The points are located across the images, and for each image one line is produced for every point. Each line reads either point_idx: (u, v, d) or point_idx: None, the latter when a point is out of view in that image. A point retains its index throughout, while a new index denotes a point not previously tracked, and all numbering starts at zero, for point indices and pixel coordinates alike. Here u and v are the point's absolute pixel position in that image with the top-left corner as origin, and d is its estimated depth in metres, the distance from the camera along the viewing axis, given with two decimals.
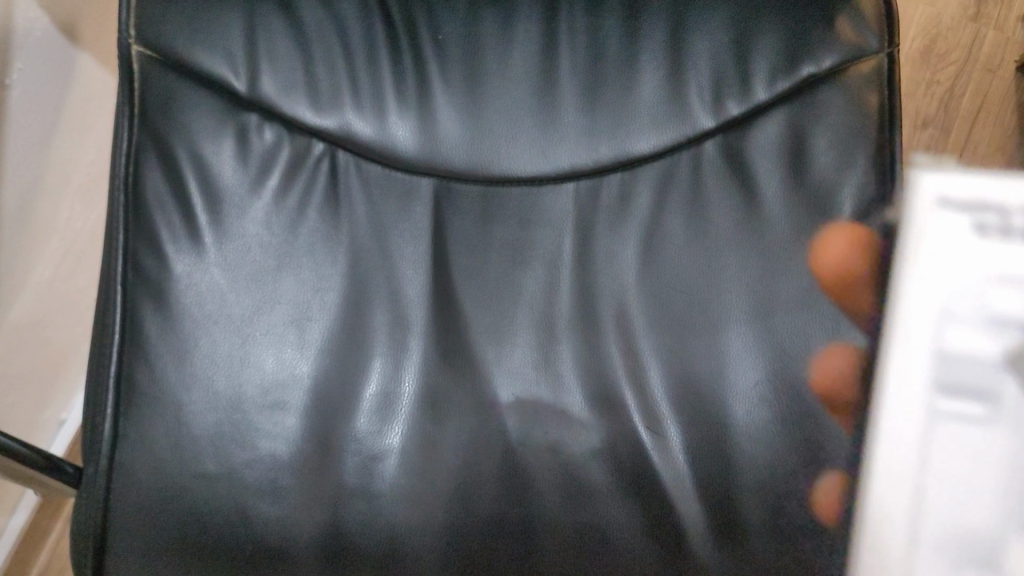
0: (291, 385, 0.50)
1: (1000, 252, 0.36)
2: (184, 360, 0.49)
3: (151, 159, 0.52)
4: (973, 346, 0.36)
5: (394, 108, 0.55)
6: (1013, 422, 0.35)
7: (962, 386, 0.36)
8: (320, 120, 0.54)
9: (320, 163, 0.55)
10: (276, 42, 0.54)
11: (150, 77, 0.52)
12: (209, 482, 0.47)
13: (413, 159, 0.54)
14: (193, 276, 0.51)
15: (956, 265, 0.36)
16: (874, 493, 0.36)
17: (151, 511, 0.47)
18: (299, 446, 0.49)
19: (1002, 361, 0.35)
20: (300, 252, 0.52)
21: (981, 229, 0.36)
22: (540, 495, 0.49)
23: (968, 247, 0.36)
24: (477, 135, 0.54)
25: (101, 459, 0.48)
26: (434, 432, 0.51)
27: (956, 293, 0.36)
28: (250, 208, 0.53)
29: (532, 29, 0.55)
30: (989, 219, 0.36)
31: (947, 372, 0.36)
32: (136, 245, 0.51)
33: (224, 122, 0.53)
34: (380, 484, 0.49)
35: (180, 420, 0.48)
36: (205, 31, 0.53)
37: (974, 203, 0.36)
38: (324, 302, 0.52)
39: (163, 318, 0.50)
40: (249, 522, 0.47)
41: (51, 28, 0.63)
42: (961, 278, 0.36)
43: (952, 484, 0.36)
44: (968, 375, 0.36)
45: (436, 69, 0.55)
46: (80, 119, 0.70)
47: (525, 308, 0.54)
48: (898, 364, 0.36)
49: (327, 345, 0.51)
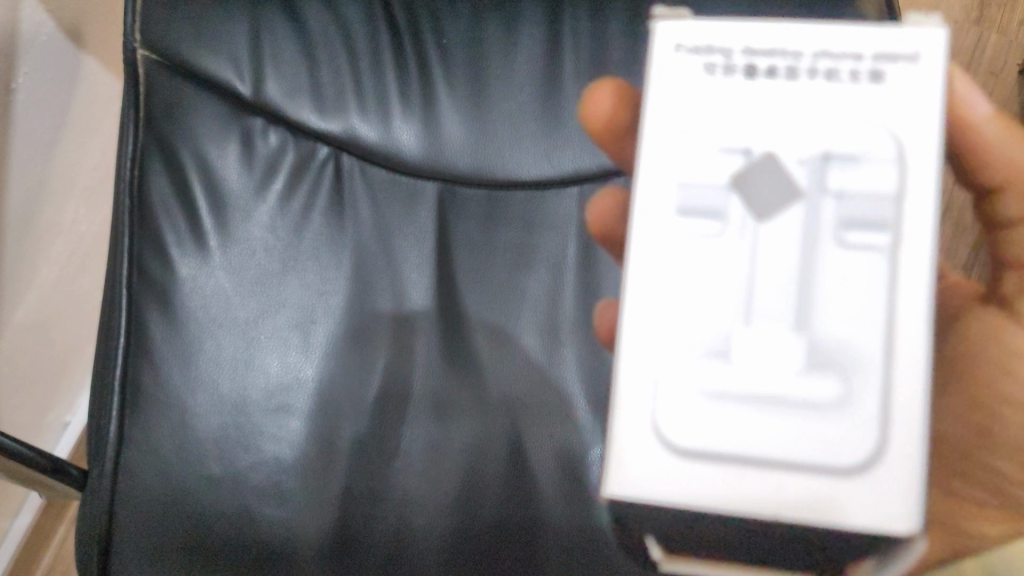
0: (296, 388, 0.50)
1: (744, 83, 0.33)
2: (189, 363, 0.49)
3: (155, 162, 0.52)
4: (731, 156, 0.33)
5: (399, 112, 0.55)
6: (764, 276, 0.32)
7: (694, 205, 0.32)
8: (325, 124, 0.54)
9: (325, 166, 0.55)
10: (282, 46, 0.54)
11: (155, 80, 0.52)
12: (215, 484, 0.48)
13: (417, 162, 0.54)
14: (198, 279, 0.51)
15: (692, 93, 0.33)
16: (704, 458, 0.31)
17: (155, 512, 0.47)
18: (304, 450, 0.49)
19: (739, 180, 0.32)
20: (304, 255, 0.52)
21: (708, 68, 0.33)
22: (542, 497, 0.50)
23: (698, 83, 0.33)
24: (481, 139, 0.54)
25: (106, 460, 0.48)
26: (438, 436, 0.50)
27: (706, 119, 0.33)
28: (255, 210, 0.53)
29: (537, 32, 0.55)
30: (715, 58, 0.33)
31: (687, 172, 0.33)
32: (141, 247, 0.51)
33: (230, 125, 0.54)
34: (385, 487, 0.49)
35: (185, 422, 0.49)
36: (210, 35, 0.53)
37: (706, 45, 0.33)
38: (328, 305, 0.52)
39: (168, 321, 0.50)
40: (254, 525, 0.47)
41: (57, 31, 0.63)
42: (715, 100, 0.33)
43: (674, 293, 0.32)
44: (712, 215, 0.32)
45: (441, 73, 0.55)
46: (86, 123, 0.70)
47: (529, 311, 0.53)
48: (642, 196, 0.33)
49: (331, 349, 0.51)
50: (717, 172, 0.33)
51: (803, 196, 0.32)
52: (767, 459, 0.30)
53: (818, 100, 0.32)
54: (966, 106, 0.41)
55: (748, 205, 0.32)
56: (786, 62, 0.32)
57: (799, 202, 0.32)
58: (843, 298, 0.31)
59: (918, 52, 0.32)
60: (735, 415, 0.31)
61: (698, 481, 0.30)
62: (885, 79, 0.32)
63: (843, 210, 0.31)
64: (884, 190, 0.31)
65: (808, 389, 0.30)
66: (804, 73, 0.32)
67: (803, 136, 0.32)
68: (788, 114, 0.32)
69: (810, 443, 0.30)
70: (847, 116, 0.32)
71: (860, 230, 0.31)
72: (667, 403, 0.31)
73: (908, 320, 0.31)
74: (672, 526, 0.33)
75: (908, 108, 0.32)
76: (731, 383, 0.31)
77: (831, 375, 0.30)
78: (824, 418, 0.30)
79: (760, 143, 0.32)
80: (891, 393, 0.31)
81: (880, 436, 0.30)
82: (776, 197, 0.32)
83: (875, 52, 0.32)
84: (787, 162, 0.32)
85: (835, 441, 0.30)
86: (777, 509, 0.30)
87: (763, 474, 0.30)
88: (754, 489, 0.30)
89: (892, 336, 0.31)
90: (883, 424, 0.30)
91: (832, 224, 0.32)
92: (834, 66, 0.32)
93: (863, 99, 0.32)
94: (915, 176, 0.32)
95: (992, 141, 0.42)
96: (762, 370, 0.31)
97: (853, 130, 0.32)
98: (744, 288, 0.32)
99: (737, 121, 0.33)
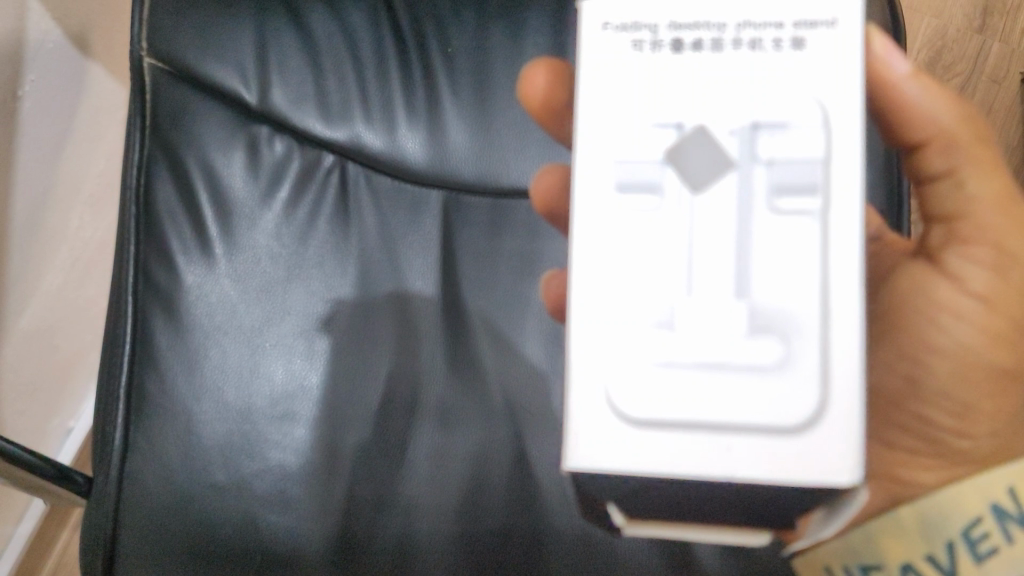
0: (300, 395, 0.50)
1: (672, 60, 0.30)
2: (194, 371, 0.50)
3: (161, 170, 0.52)
4: (663, 131, 0.30)
5: (404, 119, 0.55)
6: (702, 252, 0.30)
7: (631, 180, 0.30)
8: (331, 132, 0.54)
9: (330, 174, 0.55)
10: (287, 54, 0.54)
11: (162, 89, 0.53)
12: (220, 492, 0.48)
13: (422, 170, 0.55)
14: (204, 286, 0.51)
15: (612, 71, 0.31)
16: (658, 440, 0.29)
17: (160, 520, 0.47)
18: (308, 457, 0.49)
19: (672, 154, 0.30)
20: (310, 263, 0.53)
21: (634, 46, 0.31)
22: (548, 506, 0.49)
23: (623, 61, 0.31)
24: (486, 148, 0.55)
25: (111, 468, 0.48)
26: (443, 443, 0.50)
27: (635, 102, 0.31)
28: (260, 218, 0.53)
29: (542, 40, 0.55)
30: (642, 35, 0.31)
31: (624, 149, 0.31)
32: (147, 255, 0.52)
33: (234, 133, 0.54)
34: (390, 495, 0.49)
35: (190, 430, 0.49)
36: (216, 44, 0.53)
37: (633, 22, 0.31)
38: (333, 313, 0.52)
39: (174, 329, 0.50)
40: (259, 532, 0.47)
41: (63, 39, 0.64)
42: (642, 77, 0.31)
43: (615, 271, 0.30)
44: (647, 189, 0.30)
45: (446, 81, 0.55)
46: (91, 129, 0.70)
47: (534, 319, 0.53)
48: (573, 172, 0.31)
49: (336, 356, 0.51)
50: (647, 141, 0.30)
51: (736, 164, 0.30)
52: (715, 430, 0.29)
53: (746, 71, 0.30)
54: (885, 65, 0.37)
55: (684, 175, 0.30)
56: (711, 35, 0.30)
57: (731, 171, 0.30)
58: (777, 263, 0.29)
59: (836, 18, 0.30)
60: (678, 385, 0.29)
61: (651, 452, 0.29)
62: (805, 46, 0.30)
63: (776, 176, 0.30)
64: (815, 154, 0.30)
65: (750, 353, 0.29)
66: (728, 45, 0.30)
67: (729, 103, 0.30)
68: (722, 87, 0.30)
69: (752, 407, 0.29)
70: (783, 85, 0.30)
71: (795, 195, 0.29)
72: (620, 375, 0.29)
73: (844, 291, 0.29)
74: (618, 494, 0.31)
75: (831, 74, 0.30)
76: (677, 353, 0.29)
77: (772, 338, 0.29)
78: (766, 382, 0.29)
79: (693, 116, 0.30)
80: (829, 354, 0.29)
81: (820, 396, 0.29)
82: (707, 168, 0.30)
83: (794, 18, 0.30)
84: (718, 134, 0.30)
85: (777, 401, 0.29)
86: (730, 472, 0.28)
87: (713, 443, 0.28)
88: (702, 456, 0.28)
89: (826, 304, 0.29)
90: (823, 383, 0.29)
91: (764, 191, 0.30)
92: (757, 36, 0.30)
93: (785, 68, 0.30)
94: (841, 142, 0.30)
95: (911, 102, 0.38)
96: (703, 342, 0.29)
97: (782, 96, 0.30)
98: (683, 256, 0.30)
99: (664, 96, 0.31)
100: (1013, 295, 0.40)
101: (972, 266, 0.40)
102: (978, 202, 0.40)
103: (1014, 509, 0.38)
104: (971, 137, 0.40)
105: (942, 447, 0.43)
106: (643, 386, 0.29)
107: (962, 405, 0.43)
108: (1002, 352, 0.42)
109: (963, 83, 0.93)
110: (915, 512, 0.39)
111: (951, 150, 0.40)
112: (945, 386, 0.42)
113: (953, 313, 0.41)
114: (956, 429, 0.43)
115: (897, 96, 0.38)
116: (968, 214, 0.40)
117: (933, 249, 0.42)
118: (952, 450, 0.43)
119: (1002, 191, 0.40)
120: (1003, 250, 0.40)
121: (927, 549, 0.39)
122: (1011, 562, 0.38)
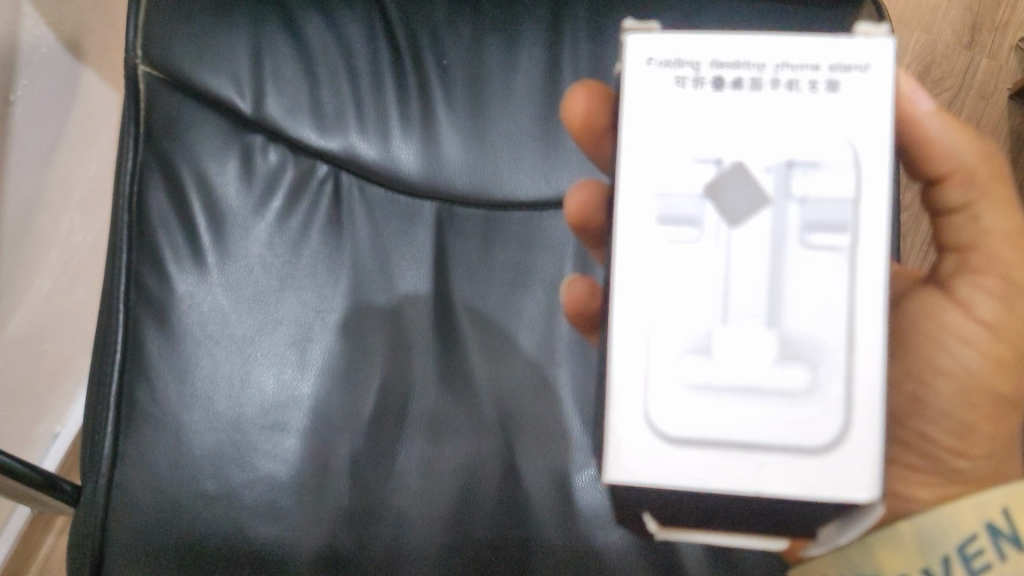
0: (292, 406, 0.50)
1: (712, 96, 0.33)
2: (184, 380, 0.50)
3: (155, 177, 0.52)
4: (703, 166, 0.32)
5: (399, 131, 0.55)
6: (738, 282, 0.32)
7: (671, 214, 0.32)
8: (325, 141, 0.54)
9: (324, 184, 0.55)
10: (282, 65, 0.54)
11: (157, 97, 0.53)
12: (209, 501, 0.48)
13: (416, 181, 0.55)
14: (196, 295, 0.51)
15: (657, 107, 0.33)
16: (692, 458, 0.31)
17: (151, 531, 0.47)
18: (299, 468, 0.49)
19: (711, 189, 0.32)
20: (303, 273, 0.53)
21: (678, 82, 0.33)
22: (537, 516, 0.50)
23: (668, 96, 0.33)
24: (480, 160, 0.55)
25: (101, 477, 0.48)
26: (433, 454, 0.50)
27: (677, 139, 0.33)
28: (253, 228, 0.53)
29: (537, 54, 0.56)
30: (684, 72, 0.33)
31: (666, 182, 0.33)
32: (139, 263, 0.52)
33: (229, 142, 0.54)
34: (381, 505, 0.49)
35: (182, 439, 0.49)
36: (211, 51, 0.53)
37: (676, 59, 0.33)
38: (325, 323, 0.52)
39: (165, 338, 0.50)
40: (247, 541, 0.47)
41: (56, 45, 0.63)
42: (683, 115, 0.33)
43: (655, 292, 0.32)
44: (690, 221, 0.32)
45: (441, 93, 0.55)
46: (83, 133, 0.70)
47: (525, 330, 0.53)
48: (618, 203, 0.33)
49: (328, 366, 0.51)
50: (688, 175, 0.33)
51: (771, 202, 0.32)
52: (748, 448, 0.31)
53: (782, 114, 0.32)
54: (908, 100, 0.39)
55: (723, 210, 0.32)
56: (750, 74, 0.32)
57: (767, 208, 0.32)
58: (809, 295, 0.32)
59: (870, 64, 0.32)
60: (714, 408, 0.31)
61: (685, 469, 0.31)
62: (839, 89, 0.32)
63: (808, 214, 0.32)
64: (846, 194, 0.32)
65: (779, 378, 0.31)
66: (767, 85, 0.32)
67: (766, 143, 0.32)
68: (759, 126, 0.32)
69: (781, 429, 0.31)
70: (818, 125, 0.32)
71: (826, 232, 0.32)
72: (659, 399, 0.32)
73: (868, 322, 0.32)
74: (653, 509, 0.35)
75: (862, 116, 0.32)
76: (715, 377, 0.32)
77: (800, 365, 0.31)
78: (795, 407, 0.31)
79: (731, 152, 0.32)
80: (853, 380, 0.32)
81: (844, 419, 0.31)
82: (744, 205, 0.32)
83: (830, 63, 0.32)
84: (755, 171, 0.32)
85: (804, 424, 0.31)
86: (758, 487, 0.31)
87: (745, 460, 0.31)
88: (735, 473, 0.31)
89: (852, 334, 0.32)
90: (846, 408, 0.31)
91: (798, 227, 0.32)
92: (794, 77, 0.32)
93: (820, 110, 0.32)
94: (868, 184, 0.32)
95: (932, 137, 0.39)
96: (740, 368, 0.32)
97: (815, 139, 0.32)
98: (718, 286, 0.32)
99: (704, 133, 0.33)
100: (1017, 324, 0.41)
101: (981, 295, 0.40)
102: (991, 235, 0.40)
103: (1007, 528, 0.38)
104: (989, 175, 0.40)
105: (943, 466, 0.43)
106: (685, 409, 0.32)
107: (962, 425, 0.42)
108: (1002, 377, 0.42)
109: (952, 97, 0.93)
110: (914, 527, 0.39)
111: (969, 184, 0.40)
112: (949, 408, 0.42)
113: (959, 337, 0.41)
114: (956, 449, 0.43)
115: (915, 130, 0.39)
116: (977, 245, 0.40)
117: (943, 277, 0.42)
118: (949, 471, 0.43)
119: (1015, 227, 0.40)
120: (1011, 281, 0.40)
121: (923, 563, 0.39)
122: None
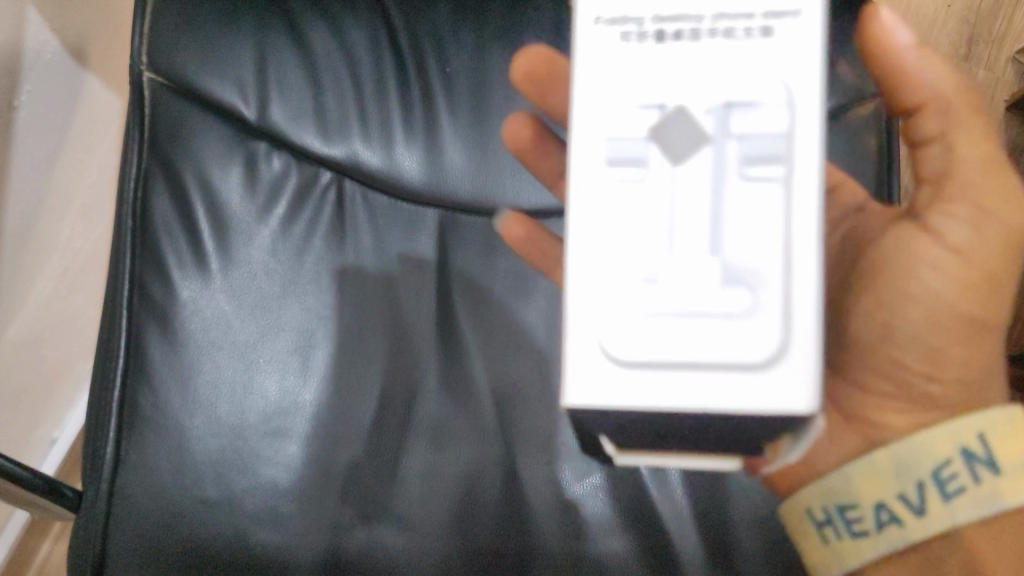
0: (294, 413, 0.51)
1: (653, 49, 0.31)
2: (187, 387, 0.50)
3: (158, 185, 0.52)
4: (648, 112, 0.31)
5: (402, 139, 0.55)
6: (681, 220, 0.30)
7: (617, 154, 0.31)
8: (329, 149, 0.54)
9: (327, 192, 0.55)
10: (286, 71, 0.54)
11: (162, 105, 0.53)
12: (211, 508, 0.48)
13: (419, 189, 0.55)
14: (199, 301, 0.51)
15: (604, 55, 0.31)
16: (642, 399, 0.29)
17: (149, 538, 0.47)
18: (300, 474, 0.49)
19: (656, 132, 0.30)
20: (305, 279, 0.53)
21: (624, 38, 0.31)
22: (537, 528, 0.50)
23: (615, 52, 0.31)
24: (482, 168, 0.55)
25: (102, 482, 0.48)
26: (433, 462, 0.51)
27: (624, 84, 0.31)
28: (256, 234, 0.53)
29: None
30: (630, 27, 0.31)
31: (614, 126, 0.31)
32: (143, 269, 0.52)
33: (233, 149, 0.54)
34: (380, 517, 0.49)
35: (183, 444, 0.49)
36: (215, 57, 0.53)
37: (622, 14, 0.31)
38: (327, 329, 0.52)
39: (168, 344, 0.50)
40: (250, 550, 0.48)
41: (60, 50, 0.63)
42: (627, 64, 0.31)
43: (604, 226, 0.31)
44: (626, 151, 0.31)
45: (443, 100, 0.56)
46: (85, 139, 0.70)
47: (527, 338, 0.53)
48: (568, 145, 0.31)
49: (329, 373, 0.51)
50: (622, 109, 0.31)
51: (712, 140, 0.30)
52: (694, 372, 0.29)
53: (720, 62, 0.30)
54: (889, 33, 0.38)
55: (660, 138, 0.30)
56: (692, 25, 0.31)
57: (708, 146, 0.30)
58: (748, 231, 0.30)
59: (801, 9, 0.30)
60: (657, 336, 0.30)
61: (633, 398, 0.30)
62: (773, 35, 0.30)
63: (748, 148, 0.30)
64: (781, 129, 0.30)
65: (727, 301, 0.29)
66: (707, 34, 0.31)
67: (705, 83, 0.30)
68: (695, 72, 0.31)
69: (728, 349, 0.29)
70: (756, 68, 0.30)
71: (764, 163, 0.30)
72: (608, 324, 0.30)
73: (805, 249, 0.29)
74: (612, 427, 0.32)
75: (799, 57, 0.30)
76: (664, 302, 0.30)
77: (741, 289, 0.29)
78: (740, 331, 0.29)
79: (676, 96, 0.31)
80: (791, 307, 0.29)
81: (782, 338, 0.29)
82: (688, 142, 0.30)
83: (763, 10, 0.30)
84: (696, 113, 0.30)
85: (749, 344, 0.29)
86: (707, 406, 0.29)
87: (690, 389, 0.29)
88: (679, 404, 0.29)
89: (790, 260, 0.29)
90: (786, 326, 0.29)
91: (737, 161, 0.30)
92: (731, 26, 0.30)
93: (759, 54, 0.30)
94: (807, 120, 0.30)
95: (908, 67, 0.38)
96: (681, 296, 0.30)
97: (751, 78, 0.30)
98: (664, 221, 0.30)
99: (649, 79, 0.31)
100: (993, 249, 0.39)
101: (954, 223, 0.38)
102: (962, 163, 0.38)
103: (982, 451, 0.39)
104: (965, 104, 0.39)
105: (910, 389, 0.42)
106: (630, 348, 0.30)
107: (934, 348, 0.41)
108: (980, 302, 0.40)
109: None
110: (888, 453, 0.40)
111: (944, 113, 0.39)
112: (917, 331, 0.41)
113: (928, 264, 0.39)
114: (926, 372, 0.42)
115: (889, 58, 0.39)
116: (948, 173, 0.39)
117: (920, 210, 0.40)
118: (926, 397, 0.42)
119: (989, 154, 0.38)
120: (984, 208, 0.38)
121: (900, 488, 0.40)
122: (976, 498, 0.39)
